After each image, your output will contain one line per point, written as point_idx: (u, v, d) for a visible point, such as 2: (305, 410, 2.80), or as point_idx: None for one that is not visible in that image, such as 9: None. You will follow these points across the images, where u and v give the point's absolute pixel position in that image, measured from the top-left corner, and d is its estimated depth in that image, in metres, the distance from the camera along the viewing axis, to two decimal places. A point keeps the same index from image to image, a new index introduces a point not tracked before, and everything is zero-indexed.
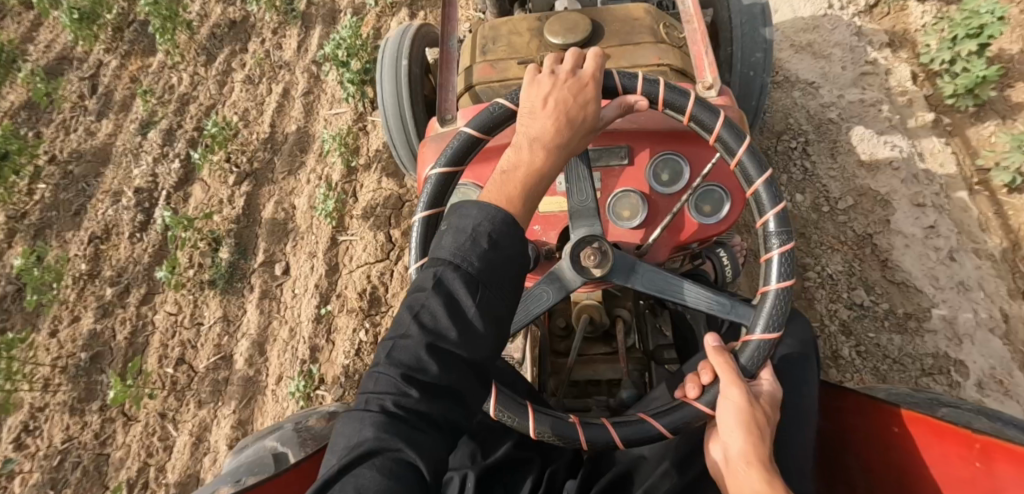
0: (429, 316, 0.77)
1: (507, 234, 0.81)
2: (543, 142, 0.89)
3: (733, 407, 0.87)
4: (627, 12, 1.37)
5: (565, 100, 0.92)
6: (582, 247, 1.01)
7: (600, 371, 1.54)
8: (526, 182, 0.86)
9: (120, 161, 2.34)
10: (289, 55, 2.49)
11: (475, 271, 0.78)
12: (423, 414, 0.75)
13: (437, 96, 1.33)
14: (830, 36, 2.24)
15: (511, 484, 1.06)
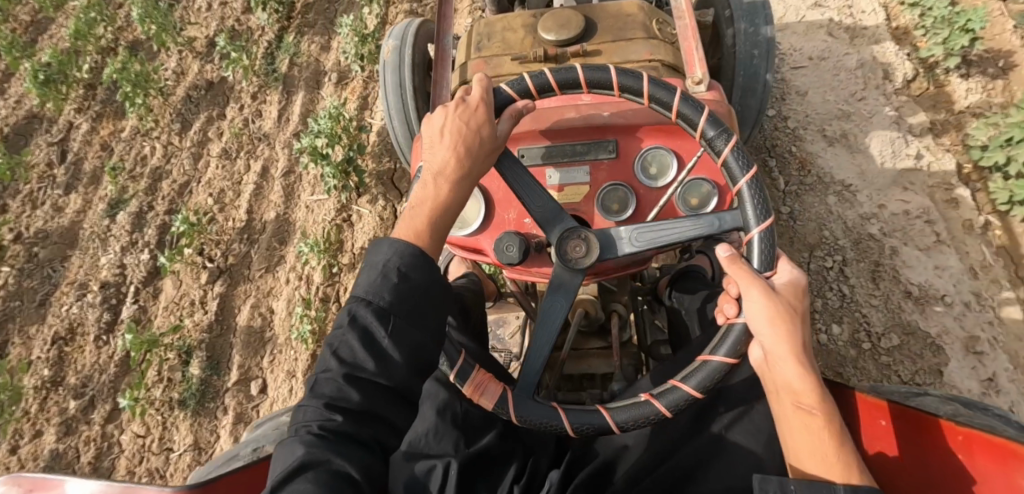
0: (347, 351, 0.86)
1: (417, 267, 0.90)
2: (445, 175, 0.95)
3: (763, 305, 0.86)
4: (619, 7, 1.38)
5: (458, 128, 0.97)
6: (572, 237, 1.02)
7: (594, 364, 1.59)
8: (431, 215, 0.94)
9: (87, 248, 2.33)
10: (268, 126, 2.50)
11: (386, 305, 0.87)
12: (350, 434, 0.84)
13: (432, 92, 1.38)
14: (867, 125, 2.08)
15: (495, 472, 1.09)
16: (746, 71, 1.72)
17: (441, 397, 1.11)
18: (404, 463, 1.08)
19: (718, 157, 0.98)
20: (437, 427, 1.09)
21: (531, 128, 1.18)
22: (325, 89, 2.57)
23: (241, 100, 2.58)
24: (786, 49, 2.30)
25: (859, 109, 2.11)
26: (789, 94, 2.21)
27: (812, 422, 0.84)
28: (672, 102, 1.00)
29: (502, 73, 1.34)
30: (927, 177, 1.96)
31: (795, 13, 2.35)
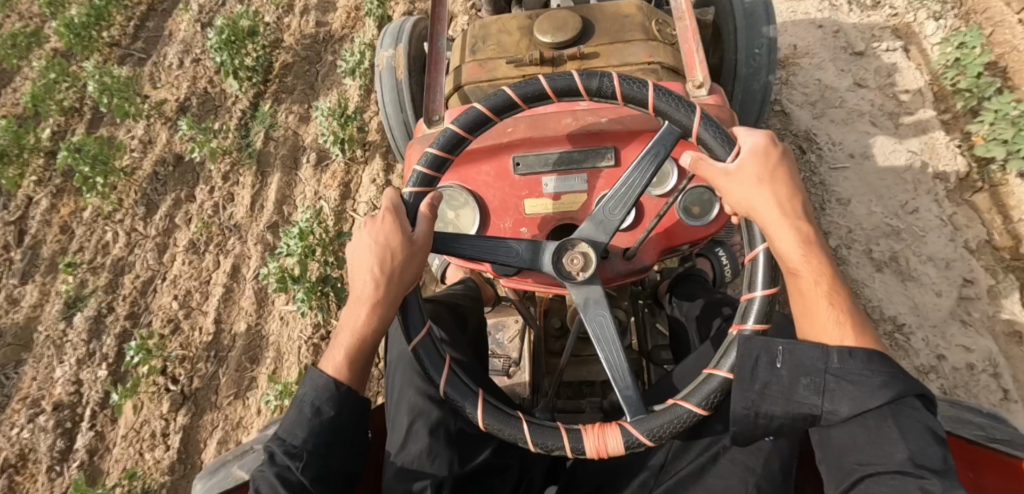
0: (266, 488, 0.96)
1: (332, 400, 1.00)
2: (362, 301, 1.00)
3: (742, 184, 0.94)
4: (616, 8, 1.35)
5: (373, 250, 1.00)
6: (565, 253, 0.98)
7: (594, 371, 1.56)
8: (354, 340, 1.00)
9: (42, 355, 2.09)
10: (240, 215, 2.24)
11: (299, 443, 0.98)
12: None
13: (424, 96, 1.32)
14: (921, 248, 1.79)
15: (488, 490, 1.08)
16: (748, 70, 1.68)
17: (436, 415, 1.06)
18: (396, 482, 1.04)
19: (691, 134, 0.99)
20: (430, 447, 1.04)
21: (527, 135, 1.16)
22: (304, 171, 2.29)
23: (213, 181, 2.32)
24: (824, 142, 1.99)
25: (908, 223, 1.83)
26: (829, 201, 1.91)
27: (808, 286, 0.91)
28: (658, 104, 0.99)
29: (498, 77, 1.31)
30: (989, 308, 1.69)
31: (834, 97, 2.05)
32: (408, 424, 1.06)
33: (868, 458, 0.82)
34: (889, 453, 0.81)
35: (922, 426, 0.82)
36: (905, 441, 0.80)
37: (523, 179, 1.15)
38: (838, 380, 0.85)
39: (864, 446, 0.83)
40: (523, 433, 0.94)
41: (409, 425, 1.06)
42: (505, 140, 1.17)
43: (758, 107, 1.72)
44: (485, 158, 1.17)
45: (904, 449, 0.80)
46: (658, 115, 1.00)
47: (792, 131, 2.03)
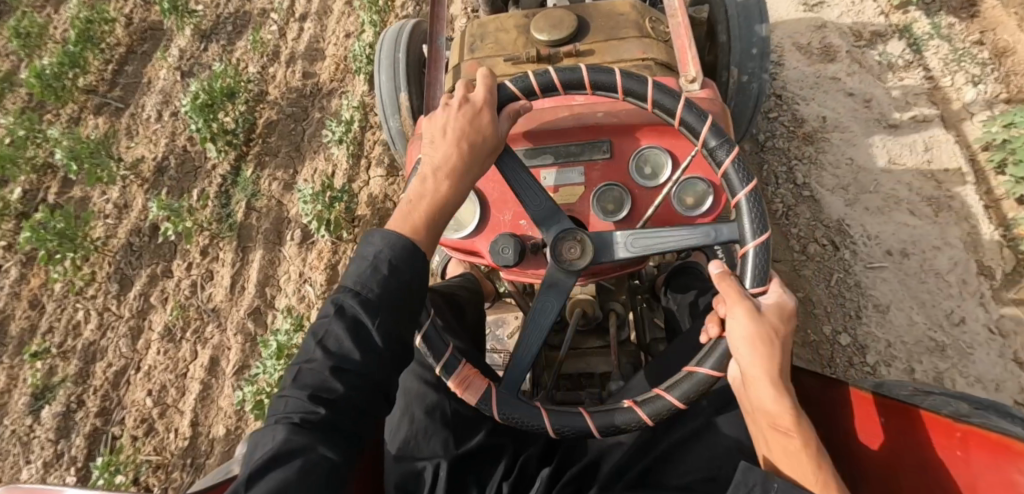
0: (333, 340, 0.87)
1: (406, 259, 0.91)
2: (444, 173, 0.98)
3: (745, 321, 0.85)
4: (612, 7, 1.38)
5: (461, 129, 0.99)
6: (567, 239, 1.02)
7: (593, 363, 1.58)
8: (429, 211, 0.96)
9: (7, 453, 1.99)
10: (218, 298, 2.15)
11: (375, 298, 0.88)
12: (331, 425, 0.84)
13: (425, 93, 1.36)
14: (970, 367, 1.70)
15: (484, 471, 1.10)
16: (741, 60, 1.72)
17: (431, 398, 1.11)
18: (394, 465, 1.09)
19: (718, 168, 0.99)
20: (425, 429, 1.09)
21: (525, 129, 1.19)
22: (288, 248, 2.21)
23: (190, 256, 2.24)
24: (859, 235, 1.91)
25: (954, 338, 1.74)
26: (866, 308, 1.82)
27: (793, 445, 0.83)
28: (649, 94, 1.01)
29: (497, 74, 1.34)
30: None
31: (868, 181, 1.98)
32: (404, 406, 1.12)
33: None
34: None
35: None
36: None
37: None
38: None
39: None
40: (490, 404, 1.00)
41: (406, 408, 1.12)
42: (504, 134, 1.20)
43: (756, 96, 1.73)
44: None
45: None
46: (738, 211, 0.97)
47: (823, 221, 1.95)
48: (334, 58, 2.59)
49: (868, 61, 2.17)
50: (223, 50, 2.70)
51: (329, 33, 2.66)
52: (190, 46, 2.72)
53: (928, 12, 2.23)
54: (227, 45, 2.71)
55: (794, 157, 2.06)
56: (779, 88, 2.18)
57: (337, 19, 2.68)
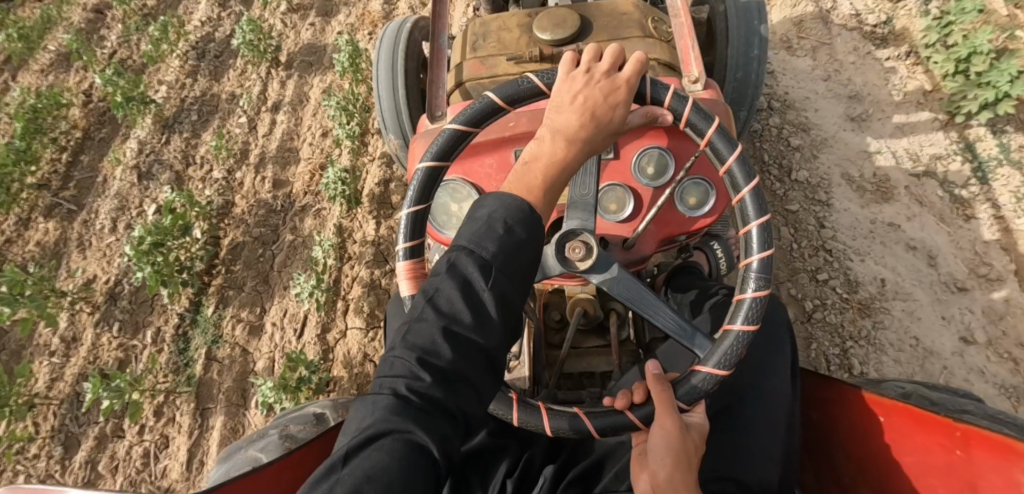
0: (445, 300, 0.81)
1: (524, 223, 0.84)
2: (564, 135, 0.91)
3: (665, 442, 0.89)
4: (614, 6, 1.38)
5: (594, 98, 0.93)
6: (568, 240, 1.02)
7: (594, 363, 1.60)
8: (548, 176, 0.89)
9: None
10: (174, 475, 1.82)
11: (489, 257, 0.81)
12: (436, 400, 0.77)
13: (427, 93, 1.34)
14: None
15: (487, 470, 1.13)
16: (741, 50, 1.71)
17: None
18: None
19: (742, 226, 0.97)
20: None
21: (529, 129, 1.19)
22: (253, 414, 1.87)
23: (142, 419, 1.89)
24: None
25: None
26: None
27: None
28: (707, 130, 0.99)
29: (499, 73, 1.34)
30: None
31: (936, 365, 1.74)
32: None
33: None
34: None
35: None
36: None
37: None
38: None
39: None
40: None
41: None
42: (508, 133, 1.20)
43: (755, 86, 1.72)
44: (487, 151, 1.20)
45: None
46: (738, 302, 0.96)
47: None
48: (310, 163, 2.28)
49: (932, 196, 1.93)
50: (186, 143, 2.40)
51: (303, 128, 2.38)
52: (150, 136, 2.42)
53: (996, 129, 1.98)
54: (193, 135, 2.41)
55: (848, 336, 1.80)
56: (827, 240, 1.92)
57: (313, 111, 2.41)
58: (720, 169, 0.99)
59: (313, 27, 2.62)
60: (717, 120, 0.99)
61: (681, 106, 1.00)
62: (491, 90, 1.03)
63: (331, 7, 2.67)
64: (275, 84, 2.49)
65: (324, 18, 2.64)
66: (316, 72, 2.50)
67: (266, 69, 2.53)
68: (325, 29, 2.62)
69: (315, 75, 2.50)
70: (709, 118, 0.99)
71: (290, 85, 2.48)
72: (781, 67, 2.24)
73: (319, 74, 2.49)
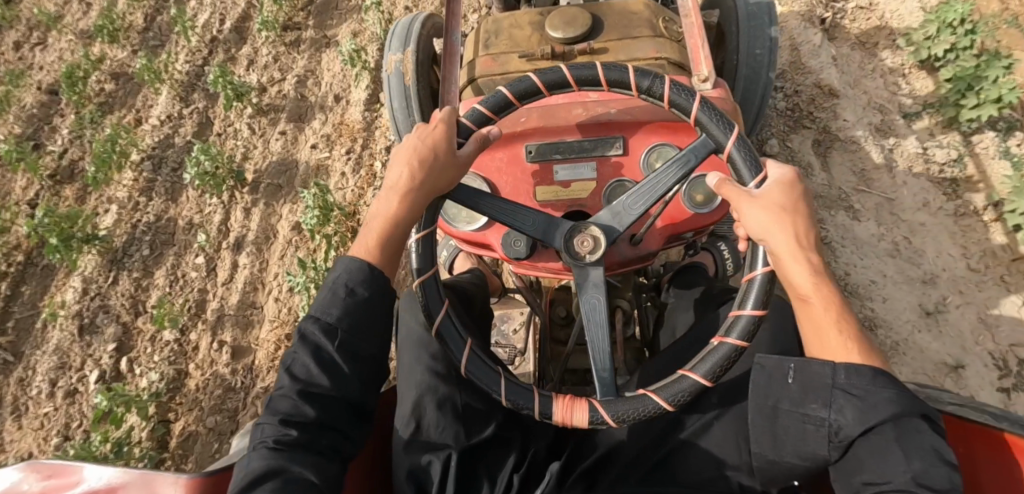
0: (300, 368, 0.93)
1: (365, 282, 0.98)
2: (397, 190, 1.02)
3: (765, 219, 0.93)
4: (625, 6, 1.40)
5: (415, 147, 1.03)
6: (577, 234, 1.03)
7: None
8: (382, 229, 1.01)
9: None
10: None
11: (333, 321, 0.95)
12: (305, 444, 0.89)
13: (440, 87, 1.36)
14: None
15: (494, 463, 1.13)
16: (749, 47, 1.73)
17: (442, 391, 1.11)
18: (403, 454, 1.10)
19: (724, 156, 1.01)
20: (436, 421, 1.10)
21: (540, 124, 1.21)
22: None
23: None
24: None
25: None
26: None
27: (820, 314, 0.90)
28: (664, 91, 1.02)
29: (511, 70, 1.36)
30: None
31: None
32: (416, 398, 1.11)
33: (875, 474, 0.81)
34: (896, 470, 0.80)
35: (895, 447, 0.81)
36: (910, 461, 0.80)
37: (535, 168, 1.20)
38: (845, 394, 0.84)
39: (796, 435, 0.86)
40: (499, 389, 1.00)
41: (416, 401, 1.11)
42: (519, 129, 1.22)
43: (764, 86, 1.73)
44: (499, 146, 1.22)
45: (909, 468, 0.80)
46: (698, 126, 1.02)
47: None
48: (275, 327, 2.01)
49: None
50: (135, 285, 2.13)
51: (269, 275, 2.12)
52: (96, 272, 2.15)
53: None
54: (143, 277, 2.14)
55: None
56: None
57: (280, 253, 2.15)
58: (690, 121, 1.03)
59: (282, 137, 2.38)
60: (667, 77, 1.02)
61: (629, 74, 1.02)
62: (502, 86, 1.05)
63: (304, 110, 2.45)
64: (238, 212, 2.25)
65: (296, 124, 2.41)
66: (284, 199, 2.26)
67: (230, 193, 2.29)
68: (297, 138, 2.38)
69: (283, 204, 2.25)
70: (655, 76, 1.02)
71: (255, 215, 2.24)
72: (840, 235, 1.91)
73: (288, 202, 2.25)
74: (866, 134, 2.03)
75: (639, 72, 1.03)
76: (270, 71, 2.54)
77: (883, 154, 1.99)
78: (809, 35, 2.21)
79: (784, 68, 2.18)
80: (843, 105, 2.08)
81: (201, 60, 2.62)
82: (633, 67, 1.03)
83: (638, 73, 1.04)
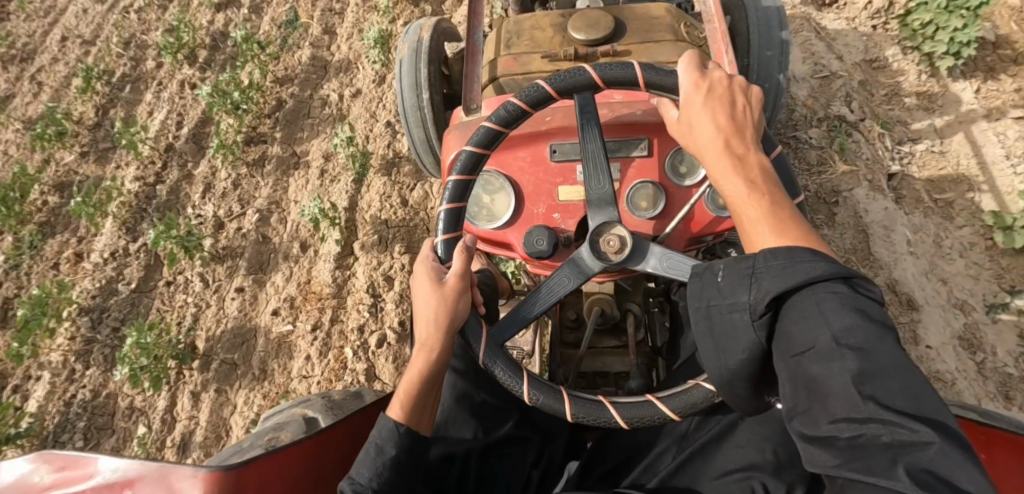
0: None
1: (392, 440, 0.96)
2: (425, 348, 1.00)
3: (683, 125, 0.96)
4: (646, 10, 1.40)
5: (418, 298, 1.03)
6: (600, 236, 1.04)
7: (609, 362, 1.57)
8: (414, 389, 0.99)
9: None
10: None
11: (364, 482, 0.92)
12: None
13: (462, 86, 1.36)
14: None
15: (512, 460, 1.11)
16: (760, 49, 1.74)
17: (460, 386, 1.12)
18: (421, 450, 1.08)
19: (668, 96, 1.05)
20: (453, 416, 1.10)
21: (564, 124, 1.21)
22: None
23: None
24: None
25: None
26: None
27: (743, 208, 0.86)
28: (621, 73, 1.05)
29: (533, 70, 1.36)
30: None
31: None
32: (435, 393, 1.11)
33: (801, 345, 0.71)
34: (814, 335, 0.70)
35: (814, 312, 0.71)
36: (828, 321, 0.69)
37: (560, 168, 1.20)
38: (763, 273, 0.76)
39: (723, 329, 0.78)
40: (564, 406, 0.99)
41: None
42: (544, 127, 1.22)
43: (775, 91, 1.76)
44: (522, 145, 1.22)
45: (827, 329, 0.69)
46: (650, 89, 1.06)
47: None
48: None
49: None
50: None
51: None
52: None
53: None
54: None
55: None
56: None
57: None
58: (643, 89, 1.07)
59: (239, 296, 2.16)
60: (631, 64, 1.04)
61: (594, 71, 1.05)
62: (485, 119, 1.08)
63: (265, 258, 2.24)
64: (185, 397, 2.01)
65: (256, 278, 2.20)
66: (239, 383, 2.02)
67: (177, 372, 2.05)
68: (257, 297, 2.16)
69: (239, 391, 2.01)
70: (622, 66, 1.05)
71: (204, 403, 2.00)
72: None
73: (245, 391, 2.01)
74: (954, 368, 1.73)
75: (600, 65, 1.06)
76: (229, 202, 2.36)
77: (974, 390, 1.70)
78: (876, 208, 1.96)
79: (850, 257, 1.91)
80: (924, 322, 1.80)
81: (154, 175, 2.47)
82: (588, 67, 1.06)
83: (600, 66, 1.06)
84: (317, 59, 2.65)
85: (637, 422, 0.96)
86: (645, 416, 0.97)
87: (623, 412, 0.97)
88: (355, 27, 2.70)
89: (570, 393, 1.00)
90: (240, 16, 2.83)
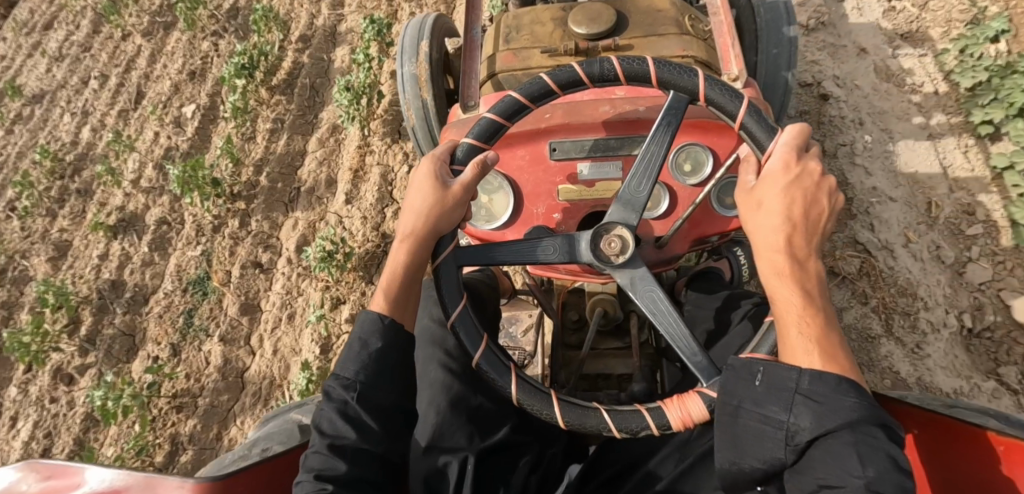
0: (328, 424, 0.90)
1: (380, 333, 0.97)
2: (408, 241, 1.02)
3: (753, 196, 0.91)
4: (650, 3, 1.36)
5: (416, 185, 1.03)
6: (601, 238, 0.99)
7: (611, 364, 1.53)
8: (392, 279, 1.02)
9: None
10: None
11: (351, 377, 0.93)
12: (349, 487, 0.87)
13: (460, 82, 1.34)
14: None
15: (509, 469, 1.08)
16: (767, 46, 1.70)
17: (455, 389, 1.10)
18: (419, 459, 1.05)
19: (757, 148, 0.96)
20: (450, 420, 1.07)
21: (564, 121, 1.17)
22: None
23: None
24: None
25: None
26: None
27: (790, 309, 0.84)
28: (727, 105, 0.97)
29: (533, 65, 1.32)
30: None
31: None
32: (430, 397, 1.09)
33: (831, 478, 0.72)
34: (849, 476, 0.71)
35: (850, 452, 0.72)
36: (864, 466, 0.71)
37: (559, 165, 1.17)
38: (806, 398, 0.76)
39: (750, 435, 0.78)
40: (476, 351, 0.98)
41: (430, 399, 1.10)
42: (543, 125, 1.18)
43: (784, 87, 1.68)
44: (520, 143, 1.18)
45: (864, 474, 0.70)
46: (742, 131, 0.97)
47: None
48: None
49: None
50: None
51: None
52: None
53: None
54: None
55: None
56: None
57: None
58: (733, 125, 0.98)
59: None
60: (747, 99, 0.96)
61: (679, 74, 0.98)
62: (578, 62, 0.99)
63: None
64: None
65: None
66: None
67: None
68: None
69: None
70: (738, 98, 0.97)
71: None
72: None
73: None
74: None
75: (713, 81, 0.98)
76: None
77: None
78: None
79: None
80: None
81: None
82: (702, 71, 0.97)
83: (710, 81, 0.98)
84: (229, 366, 2.03)
85: (527, 404, 0.96)
86: (543, 412, 0.96)
87: (522, 391, 0.96)
88: (283, 308, 2.10)
89: (488, 344, 0.99)
90: (139, 255, 2.28)
